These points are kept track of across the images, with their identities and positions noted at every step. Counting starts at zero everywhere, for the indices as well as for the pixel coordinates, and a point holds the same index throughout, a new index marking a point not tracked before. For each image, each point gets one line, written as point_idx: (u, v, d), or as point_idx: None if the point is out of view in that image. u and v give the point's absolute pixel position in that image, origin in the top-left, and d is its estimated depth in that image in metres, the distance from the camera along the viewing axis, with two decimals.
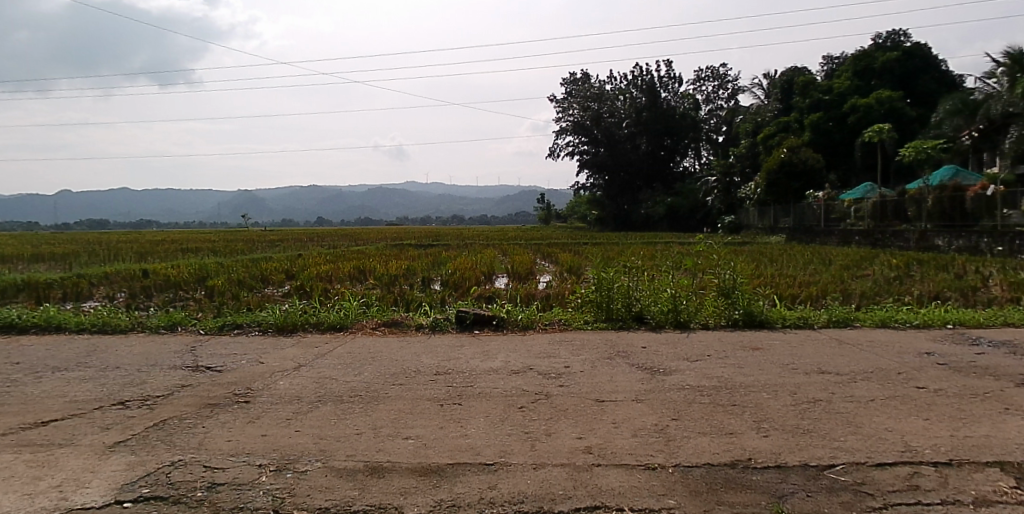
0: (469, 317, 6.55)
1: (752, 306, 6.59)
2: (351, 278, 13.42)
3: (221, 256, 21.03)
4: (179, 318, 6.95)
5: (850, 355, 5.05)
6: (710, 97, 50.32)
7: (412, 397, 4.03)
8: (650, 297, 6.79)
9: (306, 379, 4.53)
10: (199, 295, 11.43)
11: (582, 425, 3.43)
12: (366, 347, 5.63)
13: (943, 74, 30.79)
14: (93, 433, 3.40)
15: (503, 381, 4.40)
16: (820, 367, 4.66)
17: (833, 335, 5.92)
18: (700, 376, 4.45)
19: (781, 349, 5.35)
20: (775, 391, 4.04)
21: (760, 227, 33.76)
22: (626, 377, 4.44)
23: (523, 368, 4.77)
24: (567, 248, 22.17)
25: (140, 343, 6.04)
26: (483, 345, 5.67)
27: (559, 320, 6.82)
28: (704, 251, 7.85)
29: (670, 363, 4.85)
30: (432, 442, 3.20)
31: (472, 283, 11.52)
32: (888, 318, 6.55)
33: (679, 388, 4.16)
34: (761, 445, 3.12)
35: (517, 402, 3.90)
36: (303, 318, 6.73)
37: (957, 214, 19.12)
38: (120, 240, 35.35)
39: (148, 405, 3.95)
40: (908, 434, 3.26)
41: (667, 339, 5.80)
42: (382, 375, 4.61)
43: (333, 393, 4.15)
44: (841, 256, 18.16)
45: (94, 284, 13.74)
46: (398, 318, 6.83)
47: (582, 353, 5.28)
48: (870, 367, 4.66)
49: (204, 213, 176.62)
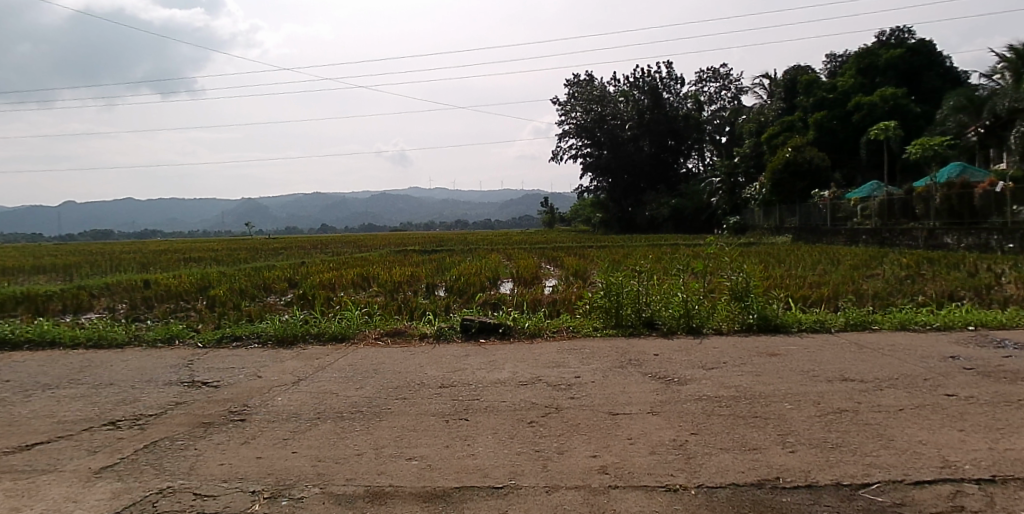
0: (474, 325, 6.36)
1: (766, 310, 6.38)
2: (355, 285, 13.32)
3: (223, 265, 20.92)
4: (177, 330, 6.78)
5: (873, 360, 4.83)
6: (712, 97, 50.14)
7: (415, 412, 3.85)
8: (661, 301, 6.58)
9: (305, 394, 4.35)
10: (200, 306, 11.32)
11: (597, 441, 3.25)
12: (368, 359, 5.45)
13: (948, 70, 30.49)
14: (79, 458, 3.23)
15: (510, 394, 4.20)
16: (842, 373, 4.44)
17: (852, 339, 5.69)
18: (718, 386, 4.24)
19: (799, 354, 5.13)
20: (797, 402, 3.83)
21: (766, 227, 33.45)
22: (639, 388, 4.24)
23: (531, 378, 4.57)
24: (571, 252, 22.02)
25: (135, 357, 5.87)
26: (490, 355, 5.48)
27: (567, 326, 6.62)
28: (715, 252, 7.65)
29: (685, 371, 4.64)
30: (436, 463, 3.01)
31: (477, 289, 11.41)
32: (907, 320, 6.33)
33: (696, 398, 3.96)
34: (789, 463, 2.91)
35: (526, 416, 3.71)
36: (303, 329, 6.54)
37: (965, 211, 18.87)
38: (123, 250, 35.24)
39: (139, 425, 3.78)
40: (943, 447, 3.05)
41: (679, 346, 5.59)
42: (384, 389, 4.43)
43: (333, 409, 3.97)
44: (849, 256, 17.91)
45: (95, 295, 13.64)
46: (402, 328, 6.65)
47: (592, 361, 5.08)
48: (895, 373, 4.45)
49: (208, 222, 177.11)
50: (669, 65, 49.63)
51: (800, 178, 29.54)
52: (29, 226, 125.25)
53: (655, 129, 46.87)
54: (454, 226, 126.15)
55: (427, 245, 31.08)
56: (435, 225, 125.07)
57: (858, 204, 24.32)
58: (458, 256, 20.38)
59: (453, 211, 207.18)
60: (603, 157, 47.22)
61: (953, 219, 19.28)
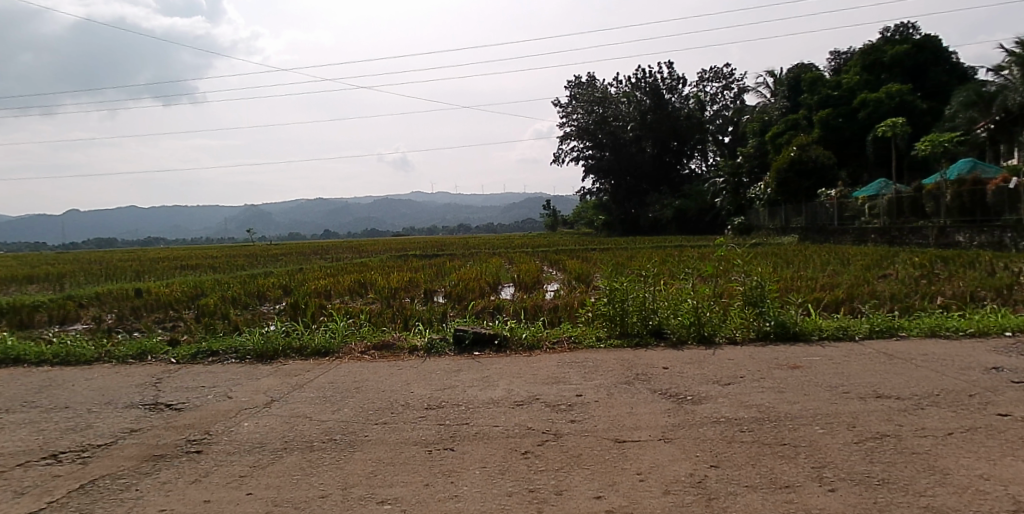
0: (468, 337, 5.90)
1: (783, 317, 5.90)
2: (351, 292, 12.92)
3: (219, 272, 20.53)
4: (151, 345, 6.34)
5: (906, 373, 4.34)
6: (714, 97, 49.64)
7: (394, 441, 3.38)
8: (669, 309, 6.11)
9: (274, 419, 3.90)
10: (188, 317, 10.95)
11: (600, 477, 2.78)
12: (351, 375, 5.01)
13: (954, 66, 29.90)
14: (1, 501, 2.78)
15: (503, 417, 3.74)
16: (875, 389, 3.96)
17: (879, 348, 5.19)
18: (737, 405, 3.77)
19: (824, 366, 4.64)
20: (829, 425, 3.34)
21: (772, 226, 32.95)
22: (648, 409, 3.77)
23: (527, 398, 4.11)
24: (574, 255, 21.51)
25: (99, 376, 5.42)
26: (483, 370, 5.02)
27: (568, 337, 6.13)
28: (726, 255, 7.16)
29: (699, 387, 4.18)
30: (411, 508, 2.55)
31: (476, 294, 10.99)
32: (936, 325, 5.83)
33: (713, 421, 3.49)
34: (830, 505, 2.43)
35: (521, 445, 3.24)
36: (284, 342, 6.09)
37: (978, 208, 18.29)
38: (120, 258, 34.90)
39: (82, 459, 3.33)
40: (1011, 483, 2.57)
41: (690, 358, 5.13)
42: (363, 411, 3.96)
43: (303, 438, 3.51)
44: (859, 256, 17.38)
45: (83, 306, 13.29)
46: (391, 340, 6.19)
47: (595, 377, 4.61)
48: (934, 387, 3.96)
49: (210, 229, 177.12)
50: (669, 65, 49.21)
51: (805, 177, 28.96)
52: (32, 236, 125.46)
53: (657, 130, 46.46)
54: (457, 229, 126.00)
55: (428, 250, 30.62)
56: (436, 229, 124.50)
57: (866, 203, 23.79)
58: (460, 260, 19.97)
59: (454, 215, 206.89)
60: (605, 160, 46.86)
61: (963, 217, 18.71)
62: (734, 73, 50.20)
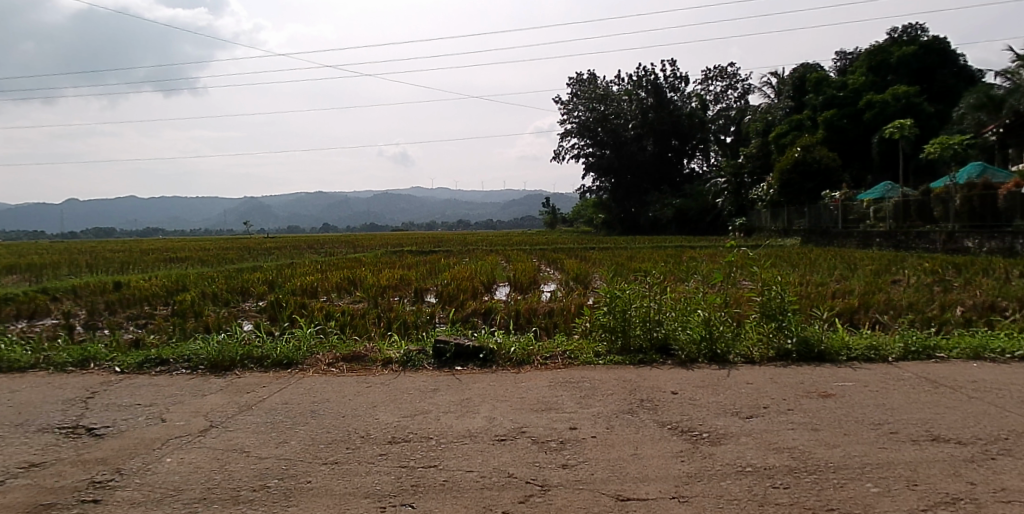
0: (449, 350, 5.22)
1: (806, 333, 5.24)
2: (338, 289, 12.23)
3: (207, 266, 19.73)
4: (96, 352, 5.65)
5: (961, 407, 3.66)
6: (717, 97, 48.93)
7: (341, 492, 2.71)
8: (677, 321, 5.44)
9: (203, 455, 3.21)
10: (161, 314, 10.28)
11: None
12: (312, 394, 4.34)
13: (963, 68, 29.19)
14: None
15: (478, 458, 3.06)
16: (929, 430, 3.29)
17: (920, 373, 4.52)
18: (764, 447, 3.11)
19: (860, 396, 3.96)
20: (883, 481, 2.67)
21: (773, 228, 32.23)
22: (657, 450, 3.10)
23: (511, 432, 3.43)
24: (574, 253, 20.85)
25: (26, 387, 4.75)
26: (462, 391, 4.33)
27: (562, 351, 5.46)
28: (737, 260, 6.45)
29: (717, 421, 3.51)
30: None
31: (467, 295, 10.35)
32: (978, 346, 5.15)
33: (739, 470, 2.83)
34: None
35: (498, 502, 2.57)
36: (243, 351, 5.42)
37: (988, 213, 17.61)
38: (109, 249, 33.97)
39: None
40: None
41: (702, 381, 4.45)
42: (313, 445, 3.30)
43: (230, 485, 2.82)
44: (866, 260, 16.73)
45: (53, 300, 12.53)
46: (363, 351, 5.51)
47: (592, 404, 3.93)
48: (1001, 429, 3.28)
49: (208, 221, 175.66)
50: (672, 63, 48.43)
51: (809, 178, 28.24)
52: (28, 224, 124.55)
53: (659, 128, 45.75)
54: (456, 226, 125.18)
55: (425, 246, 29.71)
56: (435, 226, 123.65)
57: (872, 205, 23.14)
58: (456, 258, 19.34)
59: (455, 211, 205.83)
60: (605, 157, 46.11)
61: (974, 222, 18.01)
62: (738, 73, 49.51)
